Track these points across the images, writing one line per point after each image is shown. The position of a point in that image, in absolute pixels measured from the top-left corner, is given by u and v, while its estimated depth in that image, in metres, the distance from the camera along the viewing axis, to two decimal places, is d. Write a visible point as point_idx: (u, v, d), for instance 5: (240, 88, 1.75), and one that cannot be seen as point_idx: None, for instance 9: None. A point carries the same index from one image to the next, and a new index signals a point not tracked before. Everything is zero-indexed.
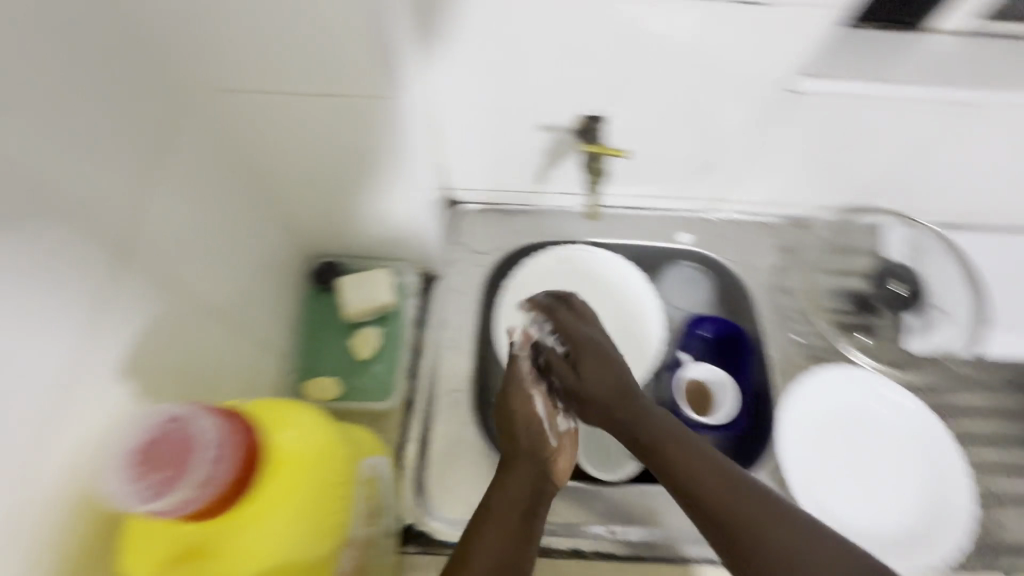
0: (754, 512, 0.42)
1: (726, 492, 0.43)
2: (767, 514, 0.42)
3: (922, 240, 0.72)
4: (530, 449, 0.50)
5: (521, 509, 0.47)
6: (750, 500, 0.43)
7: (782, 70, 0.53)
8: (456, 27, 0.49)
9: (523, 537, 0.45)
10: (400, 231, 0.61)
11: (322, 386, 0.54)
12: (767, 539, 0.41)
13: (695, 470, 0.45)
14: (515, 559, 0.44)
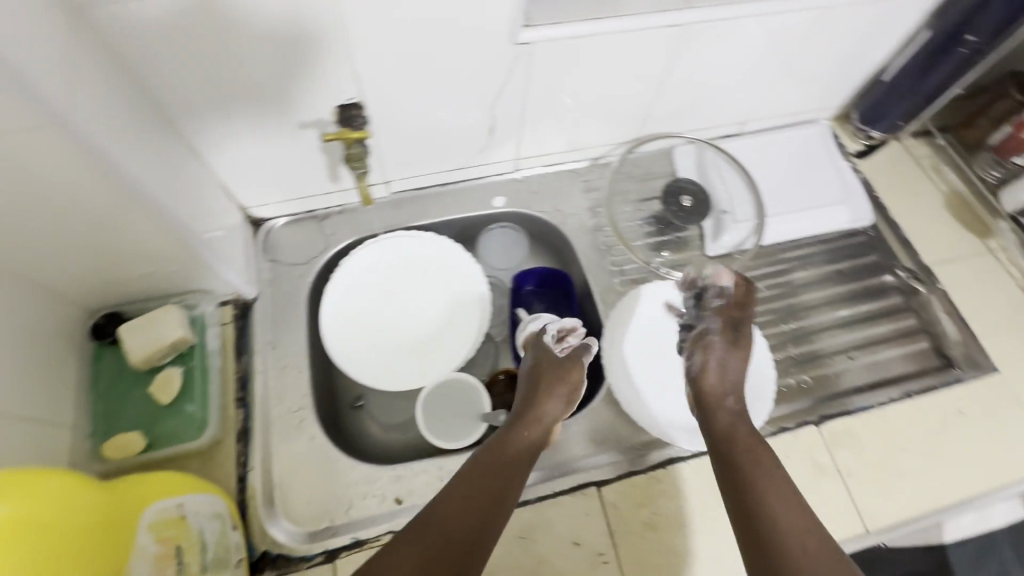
0: (784, 494, 0.44)
1: (762, 484, 0.45)
2: (788, 509, 0.43)
3: (704, 154, 0.79)
4: (552, 396, 0.53)
5: (524, 463, 0.48)
6: (781, 489, 0.45)
7: (511, 28, 0.55)
8: (157, 40, 0.47)
9: (516, 479, 0.47)
10: (183, 263, 0.56)
11: (122, 445, 0.51)
12: (781, 524, 0.42)
13: (756, 462, 0.47)
14: (501, 490, 0.45)
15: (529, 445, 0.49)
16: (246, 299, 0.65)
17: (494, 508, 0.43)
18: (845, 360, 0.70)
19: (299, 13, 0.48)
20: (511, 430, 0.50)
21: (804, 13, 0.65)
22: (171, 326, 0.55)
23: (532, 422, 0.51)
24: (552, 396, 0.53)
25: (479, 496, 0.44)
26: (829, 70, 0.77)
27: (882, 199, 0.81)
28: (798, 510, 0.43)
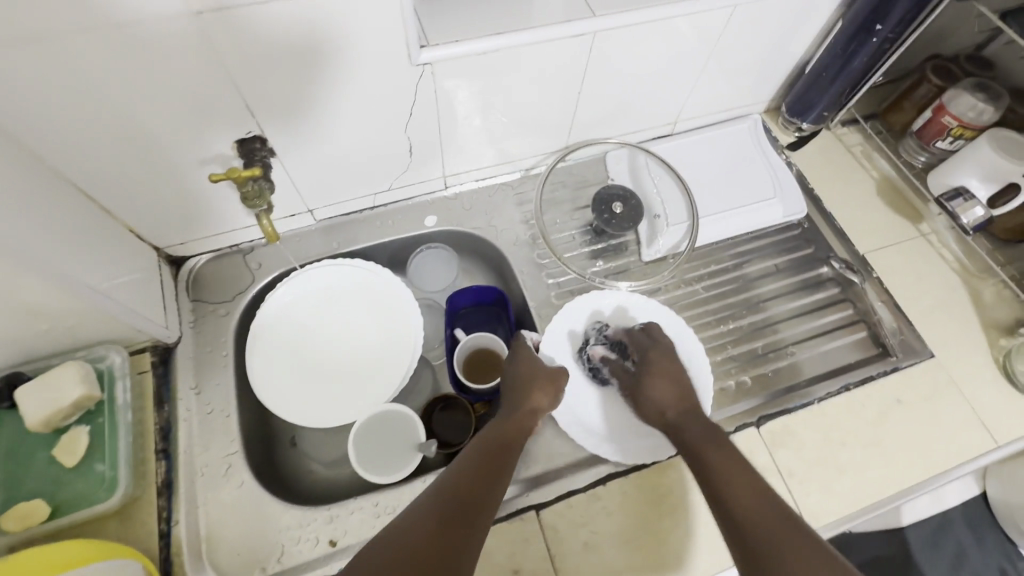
0: (753, 487, 0.47)
1: (733, 476, 0.49)
2: (758, 497, 0.46)
3: (636, 159, 0.79)
4: (539, 396, 0.58)
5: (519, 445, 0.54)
6: (746, 479, 0.48)
7: (407, 50, 0.54)
8: (25, 92, 0.45)
9: (513, 457, 0.52)
10: (83, 317, 0.53)
11: (24, 515, 0.48)
12: (753, 513, 0.45)
13: (723, 458, 0.51)
14: (501, 467, 0.50)
15: (518, 441, 0.54)
16: (166, 344, 0.63)
17: (494, 476, 0.48)
18: (785, 357, 0.70)
19: (174, 51, 0.47)
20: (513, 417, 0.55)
21: (716, 12, 0.64)
22: (71, 384, 0.51)
23: (520, 417, 0.55)
24: (535, 396, 0.58)
25: (474, 483, 0.47)
26: (752, 66, 0.77)
27: (816, 190, 0.81)
28: (767, 500, 0.46)
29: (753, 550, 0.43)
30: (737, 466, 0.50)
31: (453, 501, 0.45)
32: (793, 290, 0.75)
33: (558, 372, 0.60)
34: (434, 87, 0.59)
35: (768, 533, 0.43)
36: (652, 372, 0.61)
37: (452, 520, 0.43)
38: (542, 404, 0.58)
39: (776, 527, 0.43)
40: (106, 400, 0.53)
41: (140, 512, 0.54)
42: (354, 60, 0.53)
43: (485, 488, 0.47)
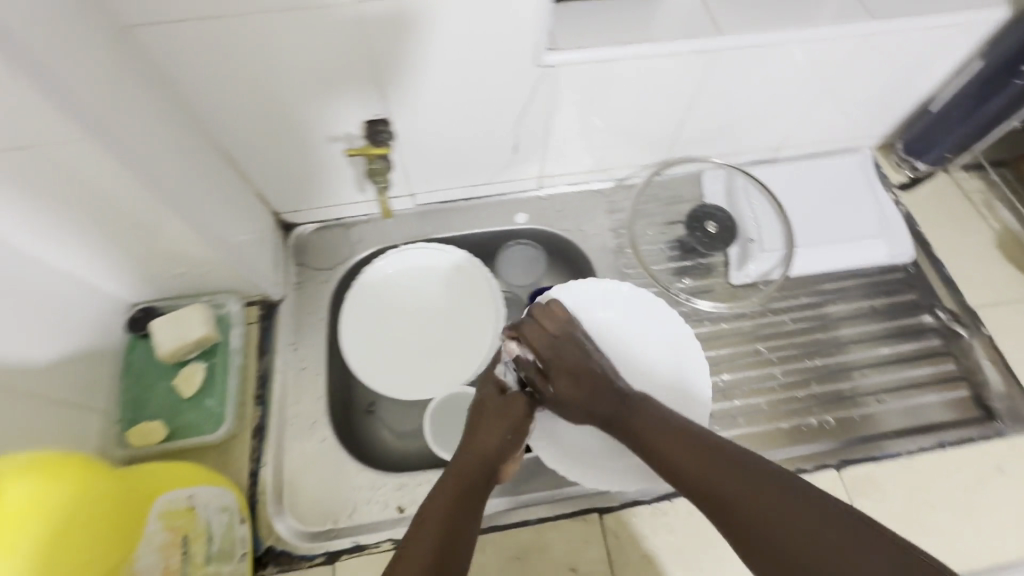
0: (699, 450, 0.49)
1: (677, 445, 0.50)
2: (709, 457, 0.48)
3: (733, 181, 0.78)
4: (507, 409, 0.57)
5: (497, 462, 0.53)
6: (688, 441, 0.50)
7: (534, 51, 0.56)
8: (205, 59, 0.51)
9: (490, 482, 0.52)
10: (211, 265, 0.58)
11: (146, 434, 0.53)
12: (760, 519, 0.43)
13: (661, 427, 0.53)
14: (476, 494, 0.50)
15: (490, 451, 0.53)
16: (270, 299, 0.68)
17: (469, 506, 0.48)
18: (874, 403, 0.67)
19: (332, 35, 0.51)
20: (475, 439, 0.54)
21: (846, 40, 0.62)
22: (197, 323, 0.57)
23: (491, 429, 0.55)
24: (507, 414, 0.56)
25: (451, 513, 0.47)
26: (871, 99, 0.74)
27: (925, 234, 0.77)
28: (767, 500, 0.43)
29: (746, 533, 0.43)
30: (676, 428, 0.52)
31: (443, 519, 0.46)
32: (880, 334, 0.71)
33: (519, 393, 0.58)
34: (551, 89, 0.62)
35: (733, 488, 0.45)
36: (559, 381, 0.58)
37: (446, 541, 0.45)
38: (509, 420, 0.56)
39: (739, 481, 0.45)
40: (221, 343, 0.59)
41: (234, 449, 0.59)
42: (484, 57, 0.56)
43: (464, 516, 0.48)
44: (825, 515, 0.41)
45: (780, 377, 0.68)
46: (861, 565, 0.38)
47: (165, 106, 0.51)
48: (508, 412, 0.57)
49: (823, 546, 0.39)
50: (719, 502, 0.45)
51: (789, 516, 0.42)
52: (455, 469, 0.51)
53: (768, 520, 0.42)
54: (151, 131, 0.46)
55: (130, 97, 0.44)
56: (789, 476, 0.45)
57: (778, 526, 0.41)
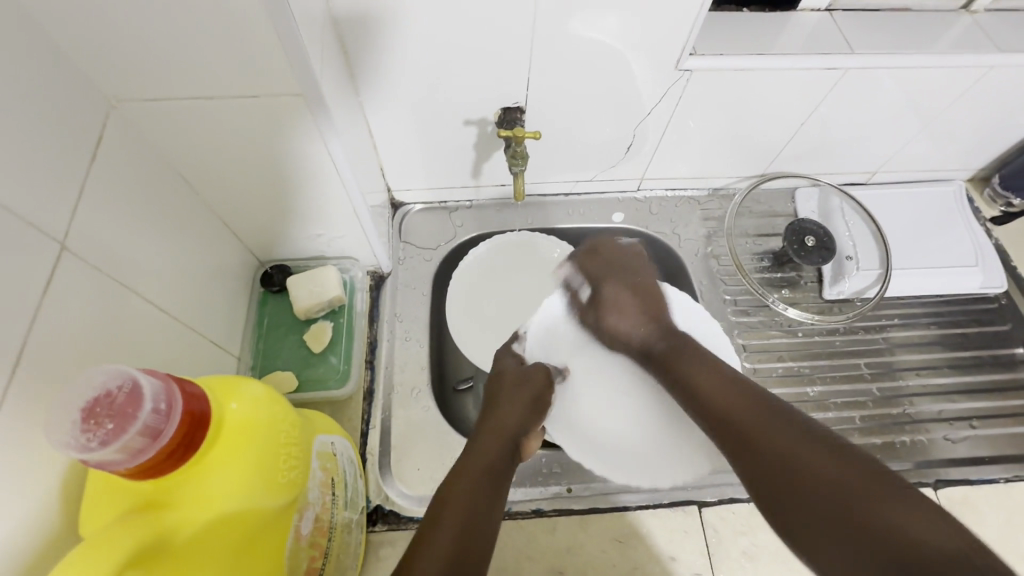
0: (733, 394, 0.49)
1: (716, 385, 0.51)
2: (742, 401, 0.48)
3: (829, 200, 0.79)
4: (525, 381, 0.58)
5: (509, 434, 0.53)
6: (725, 385, 0.50)
7: (677, 54, 0.59)
8: (378, 36, 0.54)
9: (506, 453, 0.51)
10: (346, 230, 0.61)
11: (278, 381, 0.59)
12: (778, 474, 0.41)
13: (708, 377, 0.52)
14: (496, 462, 0.49)
15: (511, 424, 0.54)
16: (382, 272, 0.71)
17: (491, 474, 0.48)
18: (966, 427, 0.67)
19: (497, 25, 0.55)
20: (489, 413, 0.55)
21: (972, 69, 0.64)
22: (332, 285, 0.62)
23: (511, 403, 0.55)
24: (524, 393, 0.57)
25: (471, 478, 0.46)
26: (977, 133, 0.74)
27: (1018, 269, 0.78)
28: (791, 454, 0.41)
29: (764, 488, 0.42)
30: (713, 371, 0.52)
31: (468, 483, 0.46)
32: (939, 365, 0.72)
33: (539, 367, 0.61)
34: (681, 94, 0.64)
35: (756, 428, 0.45)
36: (609, 289, 0.64)
37: (476, 503, 0.44)
38: (521, 395, 0.57)
39: (762, 428, 0.45)
40: (347, 305, 0.65)
41: (348, 408, 0.62)
42: (629, 57, 0.59)
43: (484, 479, 0.47)
44: (842, 462, 0.39)
45: (871, 394, 0.70)
46: (879, 517, 0.35)
47: (342, 73, 0.54)
48: (525, 386, 0.58)
49: (846, 489, 0.37)
50: (744, 441, 0.45)
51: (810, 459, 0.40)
52: (483, 439, 0.51)
53: (791, 462, 0.41)
54: (336, 96, 0.50)
55: (328, 62, 0.48)
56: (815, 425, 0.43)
57: (796, 465, 0.40)
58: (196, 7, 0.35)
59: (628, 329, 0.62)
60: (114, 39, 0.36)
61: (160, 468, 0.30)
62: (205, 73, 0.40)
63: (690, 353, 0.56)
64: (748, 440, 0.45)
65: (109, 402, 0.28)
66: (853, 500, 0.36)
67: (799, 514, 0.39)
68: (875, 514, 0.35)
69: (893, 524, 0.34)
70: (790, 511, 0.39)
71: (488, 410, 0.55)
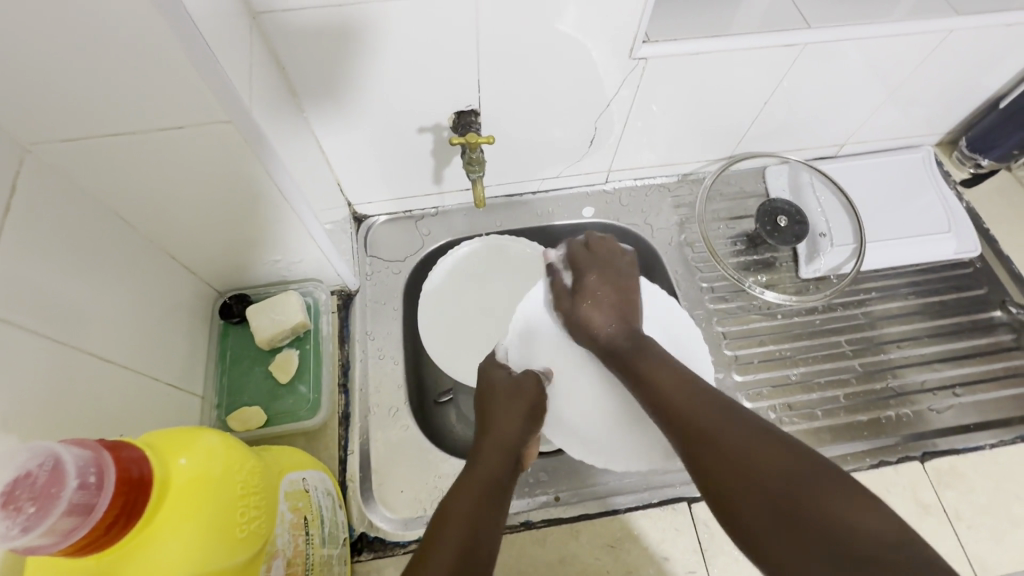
0: (690, 397, 0.48)
1: (666, 378, 0.51)
2: (699, 403, 0.47)
3: (799, 176, 0.79)
4: (518, 393, 0.55)
5: (506, 450, 0.50)
6: (683, 389, 0.49)
7: (630, 43, 0.57)
8: (315, 50, 0.51)
9: (504, 467, 0.49)
10: (304, 252, 0.59)
11: (247, 417, 0.56)
12: (734, 457, 0.42)
13: (666, 379, 0.51)
14: (496, 483, 0.47)
15: (511, 438, 0.51)
16: (349, 290, 0.69)
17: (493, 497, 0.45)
18: (950, 396, 0.67)
19: (439, 28, 0.52)
20: (486, 427, 0.52)
21: (932, 35, 0.62)
22: (294, 311, 0.60)
23: (507, 414, 0.53)
24: (520, 401, 0.55)
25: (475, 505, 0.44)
26: (942, 97, 0.74)
27: (991, 231, 0.78)
28: (750, 441, 0.42)
29: (716, 467, 0.42)
30: (667, 369, 0.52)
31: (469, 511, 0.43)
32: (920, 335, 0.72)
33: (530, 375, 0.58)
34: (640, 82, 0.63)
35: (711, 424, 0.45)
36: (592, 276, 0.62)
37: (477, 522, 0.42)
38: (519, 402, 0.55)
39: (723, 420, 0.45)
40: (314, 329, 0.63)
41: (323, 435, 0.60)
42: (582, 47, 0.57)
43: (486, 505, 0.44)
44: (796, 460, 0.40)
45: (854, 370, 0.69)
46: (831, 516, 0.36)
47: (278, 88, 0.51)
48: (521, 396, 0.55)
49: (804, 488, 0.38)
50: (699, 433, 0.45)
51: (767, 452, 0.41)
52: (483, 455, 0.49)
53: (747, 456, 0.41)
54: (271, 116, 0.47)
55: (259, 83, 0.45)
56: (771, 427, 0.44)
57: (749, 454, 0.41)
58: (103, 34, 0.32)
59: (599, 323, 0.60)
60: (11, 75, 0.33)
61: (100, 542, 0.28)
62: (122, 106, 0.37)
63: (646, 360, 0.54)
64: (704, 434, 0.45)
65: (30, 483, 0.26)
66: (811, 497, 0.37)
67: (748, 509, 0.39)
68: (811, 506, 0.37)
69: (845, 528, 0.35)
70: (733, 507, 0.40)
71: (485, 424, 0.53)
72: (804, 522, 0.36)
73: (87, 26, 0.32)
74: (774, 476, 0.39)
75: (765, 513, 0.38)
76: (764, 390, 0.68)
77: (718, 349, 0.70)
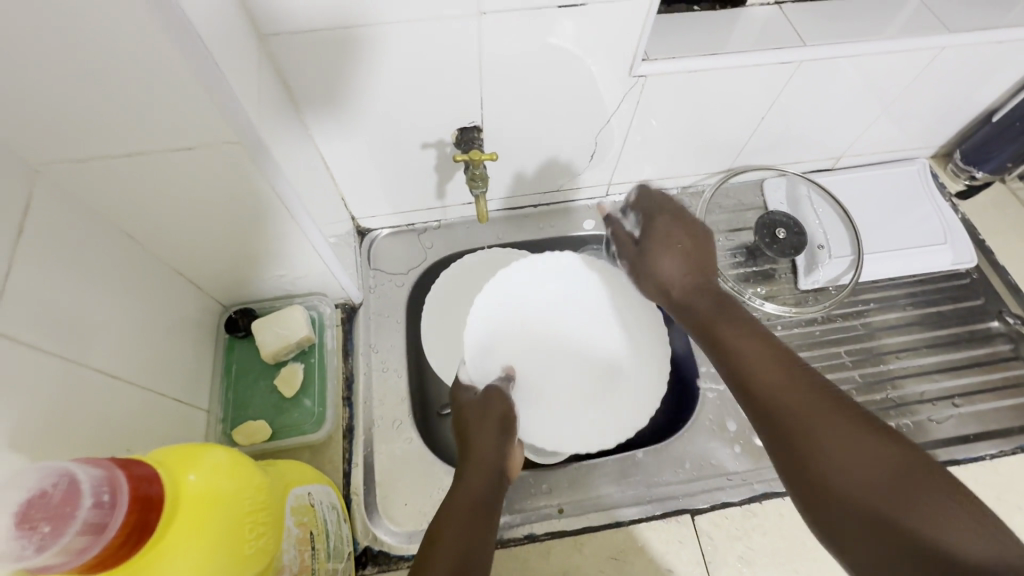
0: (768, 377, 0.45)
1: (749, 356, 0.47)
2: (792, 385, 0.43)
3: (796, 188, 0.79)
4: (488, 407, 0.56)
5: (490, 470, 0.50)
6: (778, 367, 0.45)
7: (629, 60, 0.59)
8: (320, 69, 0.52)
9: (487, 487, 0.48)
10: (309, 266, 0.60)
11: (252, 431, 0.57)
12: (817, 450, 0.39)
13: (748, 351, 0.47)
14: (481, 506, 0.46)
15: (490, 456, 0.51)
16: (353, 303, 0.69)
17: (481, 519, 0.45)
18: (950, 406, 0.68)
19: (442, 47, 0.53)
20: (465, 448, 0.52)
21: (925, 50, 0.64)
22: (298, 325, 0.61)
23: (483, 432, 0.53)
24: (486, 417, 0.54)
25: (460, 528, 0.44)
26: (936, 111, 0.75)
27: (986, 242, 0.79)
28: (840, 436, 0.39)
29: (798, 459, 0.40)
30: (751, 339, 0.48)
31: (457, 538, 0.43)
32: (918, 346, 0.72)
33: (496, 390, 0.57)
34: (639, 97, 0.64)
35: (796, 417, 0.41)
36: (661, 255, 0.57)
37: (467, 548, 0.42)
38: (490, 414, 0.55)
39: (806, 409, 0.41)
40: (318, 343, 0.64)
41: (327, 448, 0.60)
42: (581, 64, 0.58)
43: (473, 529, 0.44)
44: (891, 463, 0.37)
45: (854, 380, 0.70)
46: (931, 527, 0.33)
47: (284, 106, 0.52)
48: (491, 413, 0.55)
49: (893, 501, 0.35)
50: (775, 421, 0.42)
51: (856, 460, 0.38)
52: (468, 475, 0.49)
53: (830, 460, 0.38)
54: (279, 135, 0.48)
55: (266, 102, 0.46)
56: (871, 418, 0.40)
57: (828, 458, 0.38)
58: (116, 58, 0.33)
59: (670, 275, 0.56)
60: (28, 98, 0.34)
61: (113, 559, 0.28)
62: (134, 127, 0.38)
63: (727, 333, 0.49)
64: (784, 425, 0.42)
65: (45, 502, 0.26)
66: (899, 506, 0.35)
67: (833, 513, 0.37)
68: (912, 518, 0.34)
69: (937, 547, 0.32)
70: (818, 504, 0.38)
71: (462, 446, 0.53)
72: (895, 535, 0.34)
73: (101, 51, 0.33)
74: (864, 486, 0.37)
75: (851, 518, 0.36)
76: None
77: None
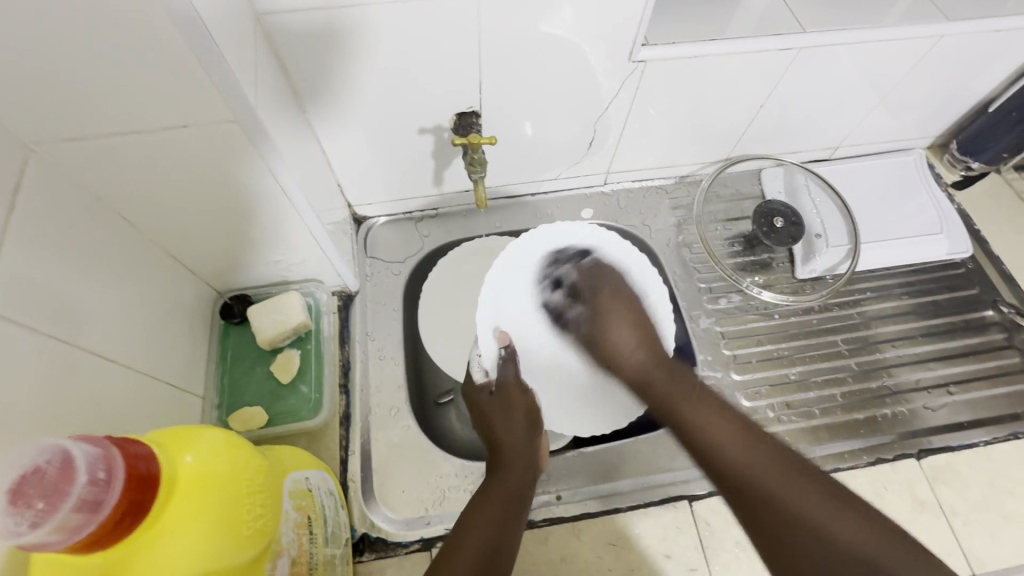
0: (761, 465, 0.46)
1: (735, 451, 0.48)
2: (781, 473, 0.45)
3: (794, 178, 0.80)
4: (512, 398, 0.59)
5: (522, 455, 0.54)
6: (772, 458, 0.47)
7: (630, 45, 0.58)
8: (317, 51, 0.52)
9: (515, 474, 0.53)
10: (306, 253, 0.59)
11: (248, 418, 0.56)
12: (825, 533, 0.41)
13: (735, 451, 0.48)
14: (514, 492, 0.51)
15: (517, 444, 0.55)
16: (350, 291, 0.69)
17: (513, 504, 0.50)
18: (944, 394, 0.68)
19: (441, 29, 0.53)
20: (497, 434, 0.56)
21: (924, 39, 0.64)
22: (295, 311, 0.60)
23: (509, 424, 0.57)
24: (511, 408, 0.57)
25: (491, 512, 0.48)
26: (933, 101, 0.75)
27: (981, 232, 0.80)
28: (843, 517, 0.42)
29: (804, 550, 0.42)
30: (733, 434, 0.49)
31: (490, 520, 0.47)
32: (914, 335, 0.73)
33: (514, 383, 0.59)
34: (638, 84, 0.63)
35: (796, 507, 0.43)
36: (617, 329, 0.60)
37: (499, 531, 0.46)
38: (518, 405, 0.58)
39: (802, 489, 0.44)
40: (315, 330, 0.63)
41: (324, 435, 0.60)
42: (581, 48, 0.58)
43: (506, 515, 0.48)
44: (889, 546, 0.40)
45: (850, 369, 0.70)
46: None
47: (281, 89, 0.51)
48: (518, 402, 0.59)
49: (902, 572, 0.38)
50: (773, 508, 0.44)
51: (862, 538, 0.40)
52: (503, 465, 0.53)
53: (841, 541, 0.41)
54: (275, 116, 0.47)
55: (263, 83, 0.45)
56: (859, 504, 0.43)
57: (844, 542, 0.40)
58: (109, 33, 0.32)
59: (626, 347, 0.59)
60: (17, 70, 0.33)
61: (110, 538, 0.28)
62: (126, 103, 0.37)
63: (708, 432, 0.50)
64: (786, 510, 0.43)
65: (38, 479, 0.26)
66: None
67: None
68: None
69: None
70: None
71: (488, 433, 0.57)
72: None
73: (94, 26, 0.32)
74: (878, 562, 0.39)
75: None
76: (763, 389, 0.69)
77: (716, 349, 0.71)
